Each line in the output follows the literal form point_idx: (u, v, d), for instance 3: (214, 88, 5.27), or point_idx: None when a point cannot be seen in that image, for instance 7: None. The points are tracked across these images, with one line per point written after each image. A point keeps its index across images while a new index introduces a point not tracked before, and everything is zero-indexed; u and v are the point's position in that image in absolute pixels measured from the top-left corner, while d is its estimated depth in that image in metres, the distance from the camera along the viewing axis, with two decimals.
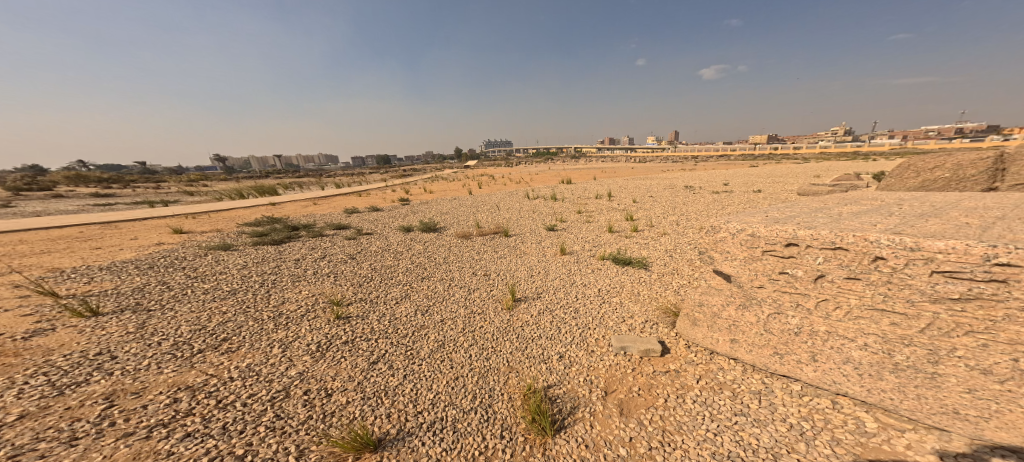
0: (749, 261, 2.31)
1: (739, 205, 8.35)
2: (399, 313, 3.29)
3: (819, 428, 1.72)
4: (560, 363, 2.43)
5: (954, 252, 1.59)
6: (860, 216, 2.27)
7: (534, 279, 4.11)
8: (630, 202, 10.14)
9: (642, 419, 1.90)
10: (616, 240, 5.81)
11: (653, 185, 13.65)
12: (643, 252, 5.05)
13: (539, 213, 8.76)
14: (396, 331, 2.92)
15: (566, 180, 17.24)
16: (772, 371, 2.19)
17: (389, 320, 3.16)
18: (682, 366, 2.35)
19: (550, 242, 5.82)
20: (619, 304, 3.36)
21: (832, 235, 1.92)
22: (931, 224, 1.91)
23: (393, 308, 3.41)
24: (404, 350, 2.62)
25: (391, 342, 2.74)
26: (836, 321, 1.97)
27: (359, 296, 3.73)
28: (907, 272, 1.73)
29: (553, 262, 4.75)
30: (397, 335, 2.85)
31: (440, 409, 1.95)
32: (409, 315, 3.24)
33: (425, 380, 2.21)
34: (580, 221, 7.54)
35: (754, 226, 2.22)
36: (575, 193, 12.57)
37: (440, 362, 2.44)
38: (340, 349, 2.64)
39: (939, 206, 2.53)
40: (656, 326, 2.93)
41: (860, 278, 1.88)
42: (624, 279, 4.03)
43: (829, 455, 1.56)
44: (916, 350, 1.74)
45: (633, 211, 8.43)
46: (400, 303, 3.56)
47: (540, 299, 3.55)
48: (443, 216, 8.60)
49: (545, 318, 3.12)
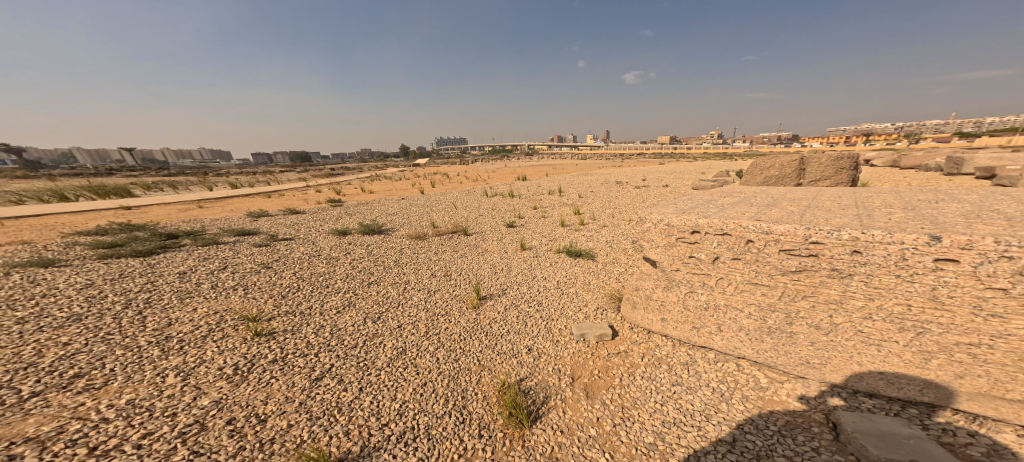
0: (669, 248, 2.37)
1: (654, 198, 9.08)
2: (342, 323, 3.01)
3: (733, 388, 1.96)
4: (530, 354, 2.46)
5: (792, 234, 1.89)
6: (737, 206, 2.46)
7: (497, 275, 4.12)
8: (578, 196, 10.48)
9: (605, 400, 1.98)
10: (565, 233, 5.98)
11: (607, 181, 14.18)
12: (592, 243, 5.28)
13: (498, 210, 8.79)
14: (342, 343, 2.67)
15: (522, 177, 17.67)
16: (692, 343, 2.40)
17: (331, 330, 2.88)
18: (628, 345, 2.50)
19: (504, 238, 5.91)
20: (574, 294, 3.47)
21: (721, 222, 2.12)
22: (780, 211, 2.18)
23: (337, 317, 3.11)
24: (356, 362, 2.42)
25: (335, 355, 2.50)
26: (730, 295, 2.21)
27: (291, 305, 3.33)
28: (766, 251, 2.02)
29: (510, 257, 4.82)
30: (344, 347, 2.62)
31: (410, 418, 1.86)
32: (356, 325, 2.98)
33: (388, 391, 2.09)
34: (535, 217, 7.66)
35: (669, 215, 2.30)
36: (533, 190, 12.82)
37: (403, 370, 2.31)
38: (272, 366, 2.34)
39: (829, 193, 2.88)
40: (606, 312, 3.04)
41: (740, 257, 2.13)
42: (577, 270, 4.16)
43: (765, 421, 1.70)
44: (824, 319, 1.90)
45: (579, 206, 8.70)
46: (341, 312, 3.24)
47: (503, 294, 3.54)
48: (391, 217, 8.31)
49: (515, 311, 3.16)
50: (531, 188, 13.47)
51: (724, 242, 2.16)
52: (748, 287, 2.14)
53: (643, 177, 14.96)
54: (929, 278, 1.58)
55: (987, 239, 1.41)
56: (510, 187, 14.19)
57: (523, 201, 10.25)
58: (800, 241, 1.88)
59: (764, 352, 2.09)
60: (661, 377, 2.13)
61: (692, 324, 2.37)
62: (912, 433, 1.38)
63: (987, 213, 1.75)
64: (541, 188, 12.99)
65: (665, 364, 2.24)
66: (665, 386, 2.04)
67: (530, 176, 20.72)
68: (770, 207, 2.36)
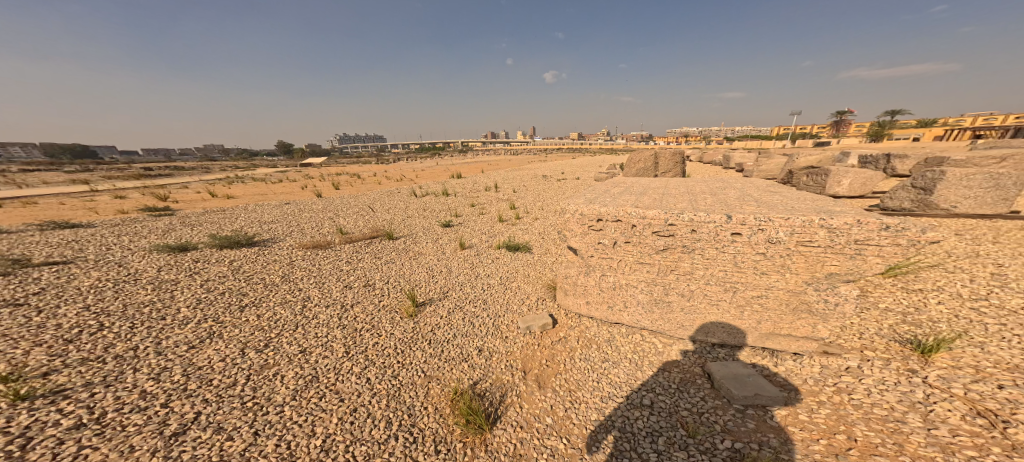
0: (584, 236, 2.56)
1: (573, 189, 10.35)
2: (197, 361, 2.32)
3: (643, 358, 2.33)
4: (481, 356, 2.44)
5: (661, 219, 2.31)
6: (640, 197, 2.87)
7: (435, 278, 3.88)
8: (507, 191, 10.94)
9: (556, 388, 2.10)
10: (503, 228, 6.15)
11: (534, 175, 15.27)
12: (530, 236, 5.56)
13: (430, 210, 8.29)
14: (211, 385, 2.09)
15: (453, 176, 17.30)
16: (609, 321, 2.75)
17: (184, 371, 2.21)
18: (567, 331, 2.71)
19: (439, 238, 5.61)
20: (517, 288, 3.58)
21: (615, 210, 2.41)
22: (663, 201, 2.64)
23: (187, 355, 2.38)
24: (241, 403, 1.95)
25: (201, 401, 1.95)
26: (627, 274, 2.56)
27: (90, 350, 2.33)
28: (644, 233, 2.40)
29: (447, 258, 4.60)
30: (216, 388, 2.07)
31: (342, 450, 1.64)
32: (230, 360, 2.36)
33: (300, 427, 1.79)
34: (473, 215, 7.58)
35: (581, 206, 2.48)
36: (463, 186, 12.66)
37: (317, 399, 2.00)
38: (73, 436, 1.65)
39: (700, 182, 3.71)
40: (545, 302, 3.24)
41: (631, 241, 2.45)
42: (516, 263, 4.32)
43: (672, 376, 2.14)
44: (694, 288, 2.40)
45: (514, 201, 9.09)
46: (193, 347, 2.49)
47: (443, 299, 3.36)
48: (289, 222, 6.75)
49: (461, 313, 3.08)
50: (460, 185, 13.24)
51: (619, 228, 2.45)
52: (641, 266, 2.50)
53: (561, 170, 16.70)
54: (730, 246, 2.22)
55: (751, 216, 2.10)
56: (435, 185, 13.54)
57: (456, 198, 9.98)
58: (662, 223, 2.31)
59: (658, 321, 2.55)
60: (595, 356, 2.38)
61: (609, 305, 2.70)
62: (749, 371, 1.99)
63: (762, 199, 2.60)
64: (469, 185, 12.91)
65: (595, 344, 2.52)
66: (598, 365, 2.28)
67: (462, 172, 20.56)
68: (642, 196, 2.93)
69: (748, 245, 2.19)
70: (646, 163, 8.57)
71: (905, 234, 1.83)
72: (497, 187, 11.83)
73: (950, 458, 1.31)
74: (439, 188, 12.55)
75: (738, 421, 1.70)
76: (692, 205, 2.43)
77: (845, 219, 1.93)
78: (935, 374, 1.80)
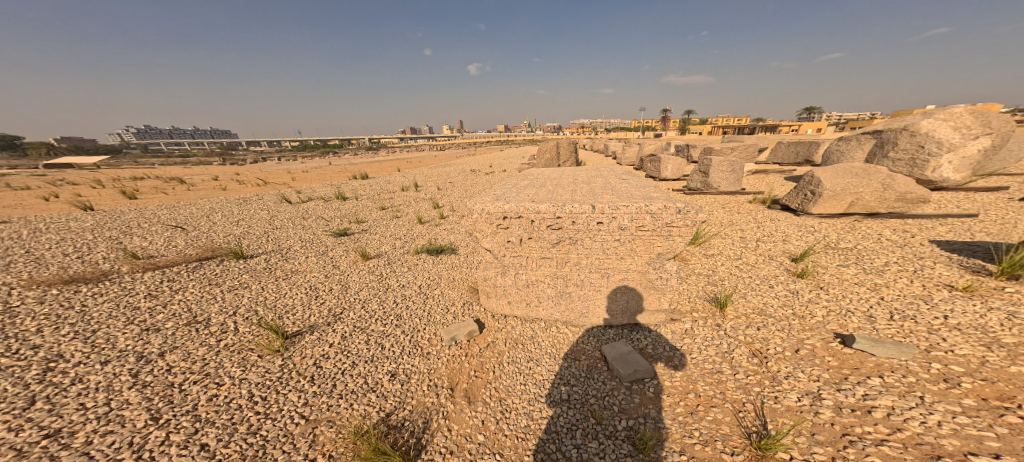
0: (495, 235, 2.60)
1: (493, 184, 10.64)
2: None
3: (561, 349, 2.51)
4: (394, 382, 2.24)
5: (547, 212, 2.45)
6: (555, 191, 3.01)
7: (322, 302, 3.39)
8: (421, 190, 10.43)
9: (486, 400, 2.06)
10: (420, 231, 5.82)
11: (449, 172, 15.04)
12: (452, 235, 5.47)
13: (332, 216, 7.17)
14: None
15: (354, 176, 15.32)
16: (531, 318, 2.90)
17: None
18: (494, 335, 2.72)
19: (338, 253, 4.85)
20: (439, 295, 3.43)
21: (516, 207, 2.47)
22: (568, 195, 2.84)
23: None
24: None
25: None
26: (536, 271, 2.72)
27: None
28: (536, 226, 2.52)
29: (345, 274, 4.09)
30: None
31: None
32: None
33: None
34: (385, 218, 6.91)
35: (487, 205, 2.47)
36: (368, 188, 11.35)
37: None
38: None
39: (607, 173, 4.11)
40: (472, 306, 3.18)
41: (532, 237, 2.58)
42: (439, 268, 4.14)
43: (586, 361, 2.36)
44: (593, 275, 2.65)
45: (436, 199, 8.70)
46: None
47: (326, 325, 2.97)
48: (101, 242, 4.74)
49: (353, 335, 2.80)
50: (364, 186, 11.81)
51: (521, 224, 2.52)
52: (543, 260, 2.67)
53: (478, 166, 17.02)
54: (594, 231, 2.47)
55: (605, 206, 2.34)
56: (332, 188, 11.67)
57: (360, 202, 8.86)
58: (552, 217, 2.46)
59: (567, 312, 2.80)
60: (521, 357, 2.45)
61: (527, 302, 2.84)
62: (627, 348, 2.30)
63: (643, 188, 2.99)
64: (376, 187, 11.69)
65: (522, 343, 2.61)
66: (525, 366, 2.34)
67: (364, 174, 18.33)
68: (540, 189, 3.14)
69: (608, 231, 2.45)
70: (551, 153, 10.20)
71: (688, 217, 2.24)
72: (409, 187, 11.14)
73: (748, 397, 1.83)
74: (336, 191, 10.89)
75: (629, 399, 1.95)
76: (573, 198, 2.65)
77: (661, 205, 2.27)
78: (740, 324, 2.51)
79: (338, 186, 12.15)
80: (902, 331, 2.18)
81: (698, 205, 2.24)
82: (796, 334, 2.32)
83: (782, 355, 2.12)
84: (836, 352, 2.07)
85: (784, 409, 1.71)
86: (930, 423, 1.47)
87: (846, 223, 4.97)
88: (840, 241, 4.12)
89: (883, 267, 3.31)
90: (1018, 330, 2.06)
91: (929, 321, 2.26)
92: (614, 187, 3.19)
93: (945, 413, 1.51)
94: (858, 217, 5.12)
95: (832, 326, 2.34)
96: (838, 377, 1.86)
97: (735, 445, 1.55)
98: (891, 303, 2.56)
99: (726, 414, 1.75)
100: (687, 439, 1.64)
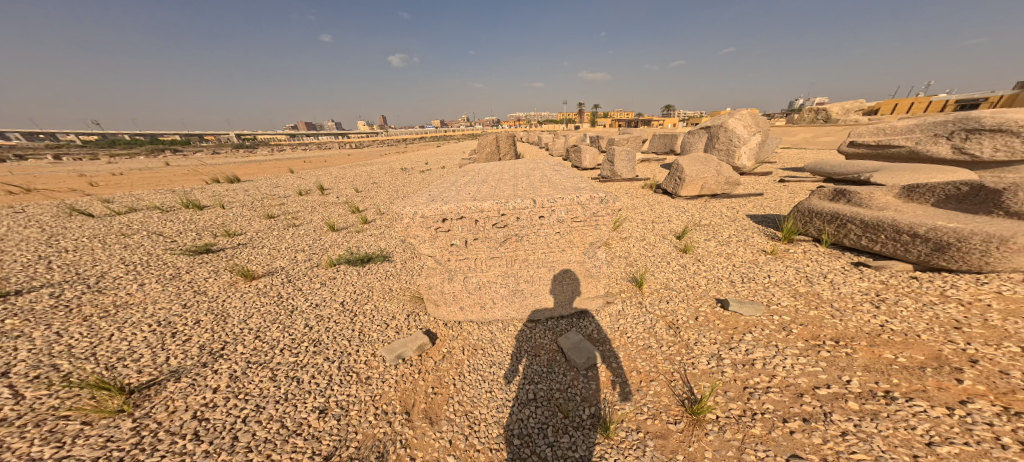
0: (434, 240, 2.61)
1: (423, 182, 10.08)
2: None
3: (518, 346, 2.60)
4: (325, 418, 1.97)
5: (491, 211, 2.51)
6: (498, 188, 3.02)
7: (184, 340, 2.70)
8: (325, 194, 9.05)
9: (451, 416, 1.99)
10: (332, 242, 5.09)
11: (367, 172, 13.62)
12: (379, 243, 4.95)
13: (209, 228, 5.76)
14: None
15: (227, 177, 12.30)
16: (485, 321, 2.95)
17: None
18: (449, 344, 2.67)
19: (220, 278, 3.85)
20: (375, 310, 3.18)
21: (456, 208, 2.49)
22: (508, 190, 2.89)
23: None
24: None
25: None
26: (488, 273, 2.82)
27: None
28: (480, 224, 2.57)
29: (216, 299, 3.39)
30: None
31: None
32: None
33: None
34: (281, 228, 5.89)
35: (420, 208, 2.46)
36: (249, 193, 9.22)
37: None
38: None
39: (541, 166, 4.25)
40: (419, 317, 3.04)
41: (477, 238, 2.64)
42: (370, 280, 3.79)
43: (544, 356, 2.47)
44: (541, 271, 2.81)
45: (356, 203, 7.81)
46: None
47: (196, 367, 2.39)
48: None
49: (243, 373, 2.35)
50: (243, 192, 9.54)
51: (464, 225, 2.56)
52: (492, 261, 2.76)
53: (395, 165, 15.71)
54: (537, 223, 2.58)
55: (544, 199, 2.46)
56: (193, 195, 9.06)
57: (240, 210, 7.14)
58: (496, 214, 2.52)
59: (523, 308, 2.92)
60: (483, 363, 2.45)
61: (481, 304, 2.90)
62: (579, 337, 2.51)
63: (574, 179, 3.20)
64: (262, 192, 9.60)
65: (482, 348, 2.62)
66: (488, 373, 2.34)
67: (241, 176, 14.81)
68: (482, 186, 3.14)
69: (549, 225, 2.59)
70: (491, 147, 10.20)
71: (608, 206, 2.49)
72: (309, 192, 9.52)
73: (676, 367, 2.18)
74: (200, 199, 8.48)
75: (587, 385, 2.14)
76: (514, 193, 2.72)
77: (590, 196, 2.47)
78: (664, 299, 3.02)
79: (201, 193, 9.48)
80: (751, 291, 2.99)
81: (615, 194, 2.50)
82: (693, 302, 2.93)
83: (692, 324, 2.63)
84: (722, 316, 2.68)
85: (702, 373, 2.09)
86: (789, 365, 2.04)
87: (702, 202, 6.47)
88: (703, 219, 5.35)
89: (732, 237, 4.44)
90: (806, 281, 3.08)
91: (763, 280, 3.17)
92: (550, 179, 3.32)
93: (793, 357, 2.11)
94: (708, 197, 6.73)
95: (716, 292, 3.04)
96: (728, 336, 2.41)
97: (676, 414, 1.81)
98: (740, 268, 3.47)
99: (662, 385, 2.03)
100: (640, 416, 1.85)
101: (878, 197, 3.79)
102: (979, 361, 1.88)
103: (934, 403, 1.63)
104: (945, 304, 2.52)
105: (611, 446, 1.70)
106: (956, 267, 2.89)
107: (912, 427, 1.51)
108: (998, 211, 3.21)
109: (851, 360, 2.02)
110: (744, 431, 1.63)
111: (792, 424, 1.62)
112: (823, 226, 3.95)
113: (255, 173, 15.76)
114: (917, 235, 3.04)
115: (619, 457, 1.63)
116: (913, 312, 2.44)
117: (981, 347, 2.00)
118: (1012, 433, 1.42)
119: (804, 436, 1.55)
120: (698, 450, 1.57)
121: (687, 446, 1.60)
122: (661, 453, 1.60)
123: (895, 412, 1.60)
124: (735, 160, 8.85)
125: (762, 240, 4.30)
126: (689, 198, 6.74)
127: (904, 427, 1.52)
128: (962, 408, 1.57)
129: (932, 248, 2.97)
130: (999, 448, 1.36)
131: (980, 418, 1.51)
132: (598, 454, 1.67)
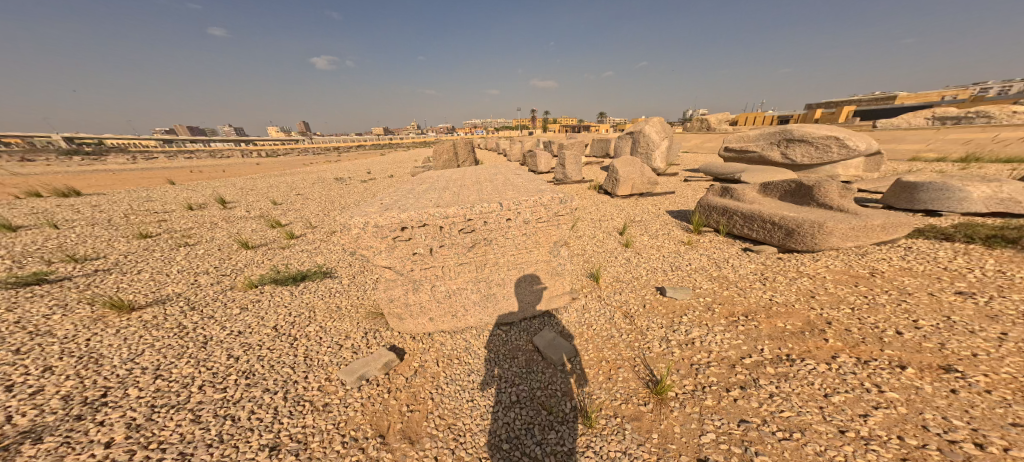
0: (393, 250, 2.52)
1: (360, 192, 9.23)
2: None
3: (491, 350, 2.61)
4: (280, 454, 1.71)
5: (456, 216, 2.50)
6: (460, 193, 2.97)
7: (31, 393, 2.00)
8: (228, 208, 7.55)
9: (432, 432, 1.91)
10: (247, 262, 4.29)
11: (287, 181, 11.89)
12: (315, 259, 4.37)
13: (49, 254, 4.31)
14: None
15: (65, 189, 9.27)
16: (454, 329, 2.87)
17: None
18: (421, 357, 2.53)
19: (80, 315, 2.91)
20: (325, 330, 2.85)
21: (419, 215, 2.43)
22: (469, 195, 2.86)
23: None
24: None
25: None
26: (455, 280, 2.78)
27: None
28: (444, 230, 2.54)
29: (73, 339, 2.56)
30: None
31: None
32: None
33: None
34: (171, 248, 4.75)
35: (373, 217, 2.35)
36: (107, 210, 7.10)
37: None
38: None
39: (496, 171, 4.24)
40: (379, 332, 2.82)
41: (443, 245, 2.61)
42: (309, 300, 3.34)
43: (520, 358, 2.52)
44: (510, 273, 2.87)
45: (276, 215, 6.73)
46: None
47: (66, 422, 1.81)
48: None
49: (148, 419, 1.87)
50: (92, 208, 7.27)
51: (428, 232, 2.52)
52: (461, 266, 2.74)
53: (319, 174, 13.94)
54: (502, 224, 2.62)
55: (510, 202, 2.52)
56: (5, 213, 6.57)
57: (94, 231, 5.45)
58: (462, 220, 2.52)
59: (495, 313, 2.92)
60: (460, 373, 2.39)
61: (451, 313, 2.84)
62: (551, 335, 2.64)
63: (531, 182, 3.30)
64: (127, 207, 7.48)
65: (458, 357, 2.54)
66: (467, 381, 2.31)
67: (86, 189, 11.22)
68: (442, 193, 3.05)
69: (516, 227, 2.66)
70: (447, 154, 9.86)
71: (566, 205, 2.62)
72: (203, 206, 7.77)
73: (639, 353, 2.44)
74: (19, 218, 6.18)
75: (565, 380, 2.27)
76: (480, 197, 2.73)
77: (551, 198, 2.59)
78: (617, 292, 3.33)
79: (15, 210, 6.89)
80: (680, 278, 3.50)
81: (572, 194, 2.65)
82: (640, 292, 3.30)
83: (643, 311, 2.97)
84: (664, 302, 3.09)
85: (658, 356, 2.39)
86: (720, 340, 2.47)
87: (633, 200, 7.25)
88: (635, 216, 6.00)
89: (659, 232, 5.09)
90: (715, 266, 3.74)
91: (690, 268, 3.72)
92: (512, 183, 3.37)
93: (722, 333, 2.56)
94: (636, 196, 7.57)
95: (657, 281, 3.48)
96: (672, 320, 2.79)
97: (644, 395, 2.04)
98: (668, 258, 4.02)
99: (630, 371, 2.27)
100: (615, 402, 2.03)
101: (751, 194, 4.78)
102: (833, 322, 2.55)
103: (818, 360, 2.15)
104: (807, 277, 3.33)
105: (595, 435, 1.84)
106: (800, 247, 3.81)
107: (811, 383, 1.97)
108: (814, 202, 4.33)
109: (760, 331, 2.54)
110: (700, 404, 1.93)
111: (734, 392, 1.97)
112: (719, 218, 4.80)
113: (108, 185, 12.08)
114: (777, 223, 3.93)
115: (603, 443, 1.78)
116: (787, 286, 3.17)
117: (831, 310, 2.72)
118: (868, 377, 1.97)
119: (745, 401, 1.89)
120: (669, 427, 1.81)
121: (659, 425, 1.82)
122: (639, 434, 1.79)
123: (798, 371, 2.08)
124: (652, 161, 10.18)
125: (680, 232, 5.05)
126: (624, 197, 7.50)
127: (807, 384, 1.97)
128: (836, 362, 2.12)
129: (784, 233, 3.88)
130: (865, 391, 1.87)
131: (848, 369, 2.05)
132: (584, 444, 1.79)
